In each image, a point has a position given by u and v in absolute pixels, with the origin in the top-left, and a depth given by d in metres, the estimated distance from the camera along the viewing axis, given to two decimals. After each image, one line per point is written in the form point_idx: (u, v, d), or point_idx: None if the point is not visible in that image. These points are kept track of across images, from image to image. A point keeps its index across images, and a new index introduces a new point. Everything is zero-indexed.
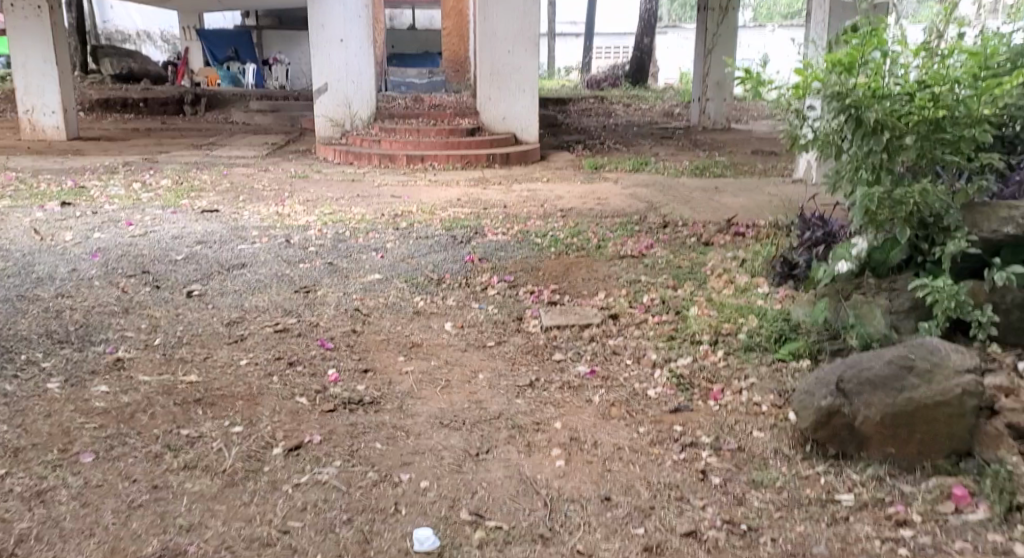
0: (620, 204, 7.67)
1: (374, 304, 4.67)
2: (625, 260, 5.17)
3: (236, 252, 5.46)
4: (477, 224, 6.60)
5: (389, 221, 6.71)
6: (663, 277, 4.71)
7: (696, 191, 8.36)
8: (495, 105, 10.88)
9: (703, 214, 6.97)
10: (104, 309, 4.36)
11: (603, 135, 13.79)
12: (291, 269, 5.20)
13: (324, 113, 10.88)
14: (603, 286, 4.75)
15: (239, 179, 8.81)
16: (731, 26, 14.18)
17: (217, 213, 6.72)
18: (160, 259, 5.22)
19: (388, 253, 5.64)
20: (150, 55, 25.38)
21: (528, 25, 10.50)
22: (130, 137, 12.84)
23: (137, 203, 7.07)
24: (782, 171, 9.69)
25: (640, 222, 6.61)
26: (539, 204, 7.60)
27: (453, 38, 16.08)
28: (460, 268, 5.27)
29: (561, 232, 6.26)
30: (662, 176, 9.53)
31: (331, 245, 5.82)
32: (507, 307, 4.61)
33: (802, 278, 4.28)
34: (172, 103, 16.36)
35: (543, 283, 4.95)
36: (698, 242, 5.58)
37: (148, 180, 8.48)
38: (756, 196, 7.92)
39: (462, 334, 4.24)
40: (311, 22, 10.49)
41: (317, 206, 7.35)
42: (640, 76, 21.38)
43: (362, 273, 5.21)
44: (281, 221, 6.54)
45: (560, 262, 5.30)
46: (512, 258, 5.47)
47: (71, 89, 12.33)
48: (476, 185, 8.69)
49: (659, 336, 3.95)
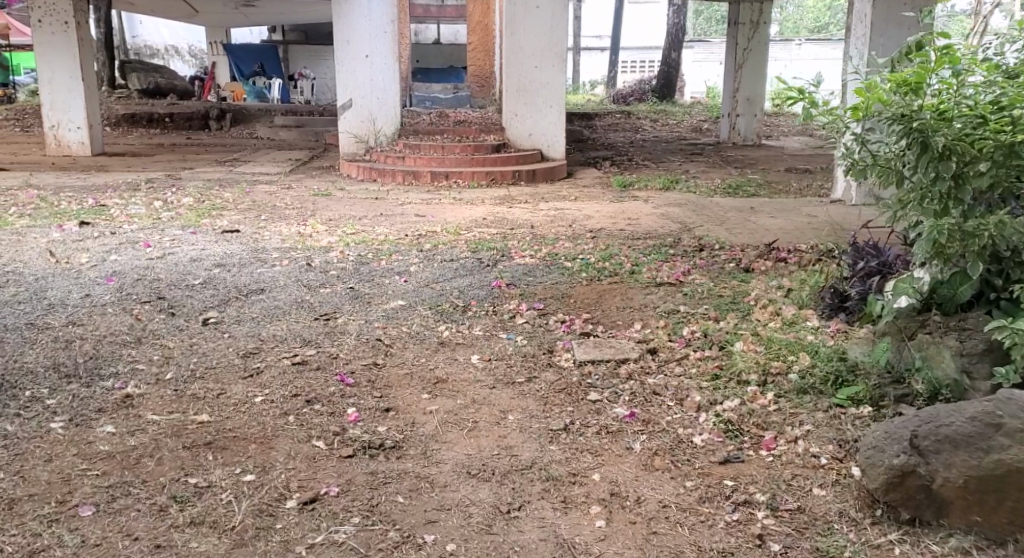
0: (652, 224, 7.41)
1: (398, 333, 4.44)
2: (661, 287, 4.91)
3: (255, 276, 5.25)
4: (505, 246, 6.36)
5: (413, 242, 6.49)
6: (703, 307, 4.45)
7: (730, 211, 8.09)
8: (520, 121, 10.64)
9: (740, 236, 6.70)
10: (115, 339, 4.14)
11: (631, 151, 13.54)
12: (312, 295, 4.98)
13: (347, 129, 10.67)
14: (640, 316, 4.50)
15: (262, 197, 8.64)
16: (762, 41, 13.94)
17: (238, 233, 6.53)
18: (175, 283, 5.01)
19: (412, 277, 5.42)
20: (178, 70, 25.53)
21: (555, 40, 10.31)
22: (154, 153, 12.75)
23: (156, 222, 6.90)
24: (819, 190, 9.39)
25: (674, 245, 6.34)
26: (568, 224, 7.36)
27: (479, 53, 15.92)
28: (487, 294, 5.03)
29: (592, 254, 6.01)
30: (694, 194, 9.26)
31: (353, 268, 5.61)
32: (538, 338, 4.37)
33: (854, 311, 4.02)
34: (197, 119, 16.31)
35: (575, 312, 4.70)
36: (737, 269, 5.31)
37: (170, 199, 8.33)
38: (793, 216, 7.63)
39: (491, 367, 3.99)
40: (335, 37, 10.33)
41: (340, 226, 7.15)
42: (667, 90, 21.11)
43: (385, 299, 4.97)
44: (302, 242, 6.34)
45: (592, 288, 5.04)
46: (541, 283, 5.23)
47: (96, 105, 12.25)
48: (502, 204, 8.47)
49: (702, 375, 3.70)
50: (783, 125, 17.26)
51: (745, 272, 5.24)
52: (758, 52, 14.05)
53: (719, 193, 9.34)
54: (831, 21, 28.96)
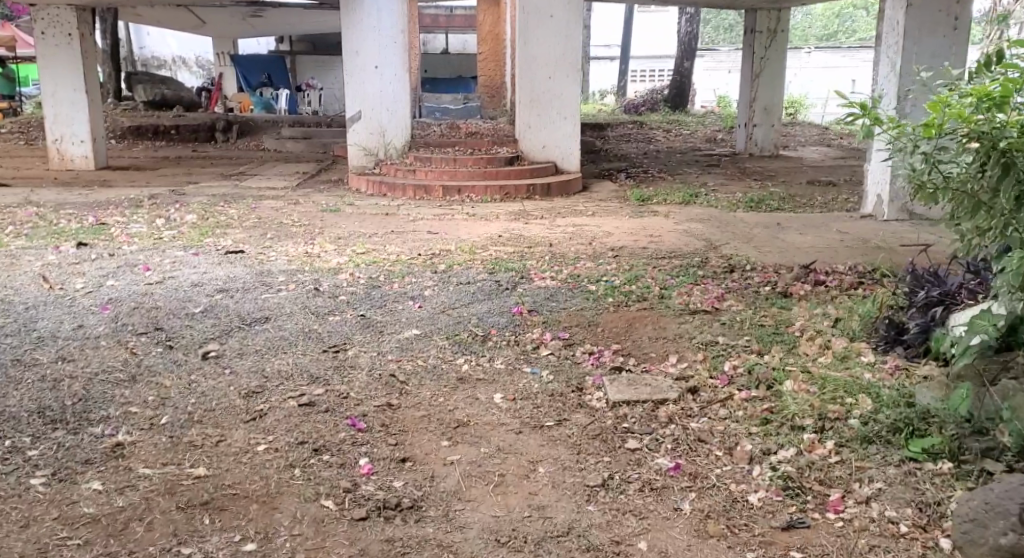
0: (676, 242, 7.07)
1: (413, 367, 4.11)
2: (697, 315, 4.57)
3: (260, 303, 4.92)
4: (523, 267, 6.02)
5: (426, 262, 6.16)
6: (745, 340, 4.11)
7: (757, 227, 7.75)
8: (535, 134, 10.30)
9: (771, 255, 6.36)
10: (107, 377, 3.81)
11: (646, 162, 13.21)
12: (320, 323, 4.65)
13: (357, 141, 10.37)
14: (674, 348, 4.17)
15: (268, 213, 8.35)
16: (780, 50, 13.66)
17: (241, 254, 6.20)
18: (174, 312, 4.68)
19: (426, 302, 5.09)
20: (185, 81, 25.34)
21: (570, 49, 10.00)
22: (159, 167, 12.47)
23: (158, 242, 6.59)
24: (845, 203, 9.04)
25: (702, 265, 6.01)
26: (588, 242, 7.03)
27: (489, 63, 15.63)
28: (508, 321, 4.69)
29: (617, 276, 5.67)
30: (716, 208, 8.93)
31: (364, 292, 5.27)
32: (564, 373, 4.03)
33: (912, 344, 3.69)
34: (204, 130, 16.05)
35: (603, 342, 4.37)
36: (775, 295, 4.96)
37: (173, 216, 8.03)
38: (824, 233, 7.29)
39: (515, 408, 3.65)
40: (345, 48, 10.07)
41: (349, 244, 6.82)
42: (680, 100, 20.79)
43: (398, 328, 4.62)
44: (310, 263, 6.02)
45: (621, 315, 4.70)
46: (565, 309, 4.89)
47: (101, 117, 11.98)
48: (517, 220, 8.14)
49: (751, 419, 3.37)
50: (799, 135, 16.92)
51: (784, 298, 4.90)
52: (776, 60, 13.79)
53: (742, 207, 9.00)
54: (840, 29, 28.61)
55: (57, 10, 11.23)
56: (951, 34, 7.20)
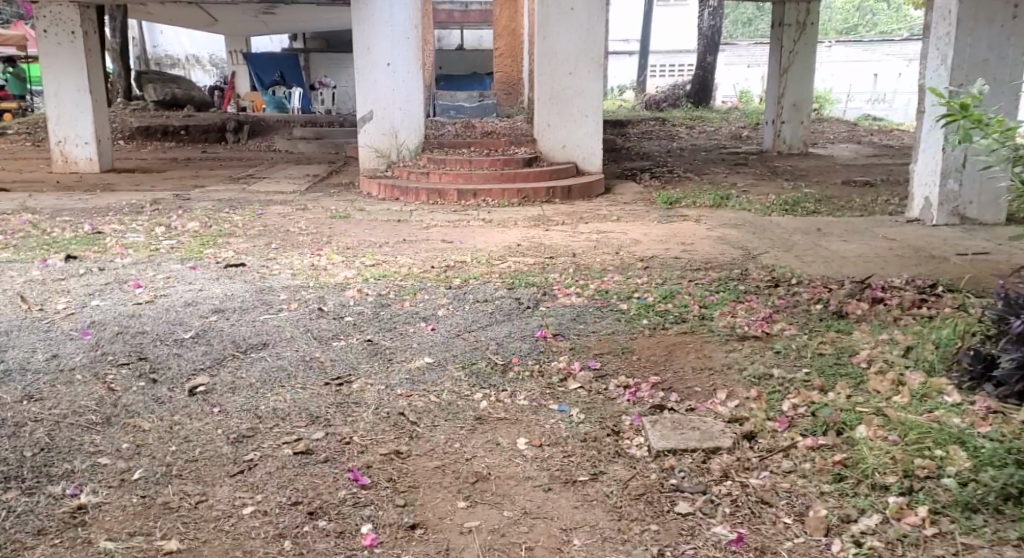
0: (711, 251, 6.56)
1: (425, 403, 3.63)
2: (745, 341, 4.06)
3: (257, 324, 4.44)
4: (546, 281, 5.53)
5: (440, 276, 5.68)
6: (804, 373, 3.61)
7: (795, 233, 7.23)
8: (553, 133, 9.78)
9: (815, 267, 5.85)
10: (77, 420, 3.35)
11: (669, 161, 12.70)
12: (323, 350, 4.15)
13: (368, 142, 9.91)
14: (721, 384, 3.69)
15: (274, 220, 7.91)
16: (809, 43, 13.06)
17: (242, 267, 5.74)
18: (161, 338, 4.19)
19: (440, 324, 4.61)
20: (198, 80, 24.99)
21: (593, 43, 9.51)
22: (166, 169, 12.07)
23: (154, 254, 6.14)
24: (886, 206, 8.52)
25: (742, 279, 5.52)
26: (614, 252, 6.53)
27: (506, 59, 15.12)
28: (531, 348, 4.20)
29: (649, 292, 5.17)
30: (748, 212, 8.41)
31: (373, 312, 4.80)
32: (597, 412, 3.55)
33: (1006, 381, 3.20)
34: (214, 130, 15.67)
35: (639, 374, 3.88)
36: (830, 317, 4.46)
37: (173, 223, 7.59)
38: (870, 241, 6.77)
39: (542, 457, 3.16)
40: (355, 45, 9.60)
41: (357, 256, 6.35)
42: (702, 95, 20.20)
43: (412, 356, 4.13)
44: (316, 277, 5.56)
45: (658, 341, 4.20)
46: (595, 333, 4.39)
47: (105, 118, 11.56)
48: (538, 226, 7.66)
49: (822, 475, 2.88)
50: (827, 132, 16.35)
51: (840, 319, 4.39)
52: (805, 55, 13.22)
53: (776, 211, 8.47)
54: (860, 22, 27.95)
55: (60, 8, 10.82)
56: (1010, 23, 6.65)
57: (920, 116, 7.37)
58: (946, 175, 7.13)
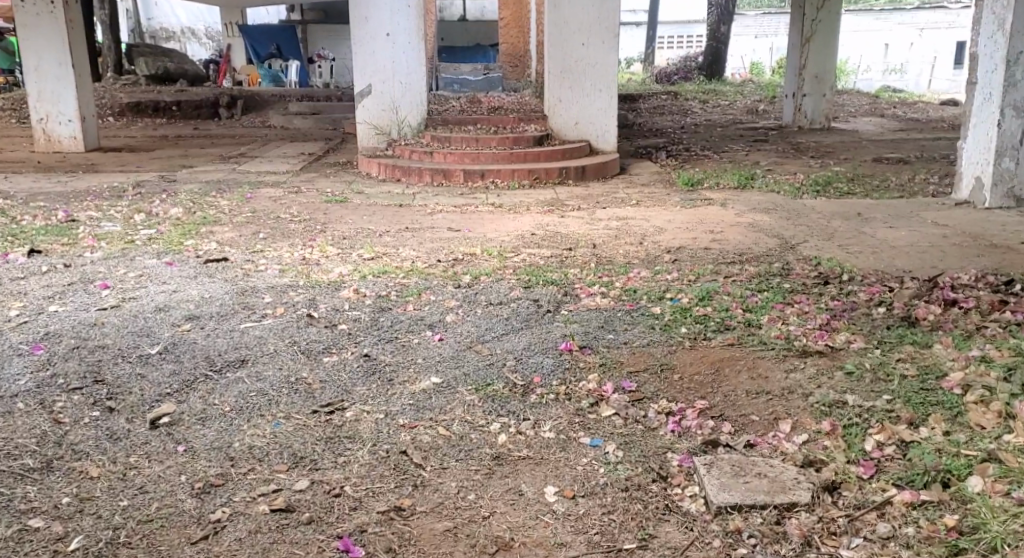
0: (743, 241, 5.95)
1: (431, 438, 3.04)
2: (808, 357, 3.44)
3: (237, 337, 3.82)
4: (565, 278, 4.93)
5: (447, 272, 5.09)
6: (886, 401, 3.02)
7: (834, 219, 6.63)
8: (566, 108, 9.13)
9: (865, 262, 5.27)
10: (11, 466, 2.77)
11: (684, 137, 12.07)
12: (311, 369, 3.54)
13: (367, 118, 9.28)
14: (783, 412, 3.10)
15: (265, 204, 7.29)
16: (833, 11, 12.34)
17: (226, 262, 5.14)
18: (124, 354, 3.57)
19: (449, 332, 4.01)
20: (193, 53, 24.12)
21: (608, 13, 8.81)
22: (154, 147, 11.41)
23: (128, 246, 5.50)
24: (925, 189, 7.93)
25: (785, 276, 4.93)
26: (638, 242, 5.92)
27: (512, 30, 14.41)
28: (554, 364, 3.61)
29: (683, 292, 4.57)
30: (778, 195, 7.80)
31: (371, 318, 4.19)
32: (639, 448, 2.96)
33: None
34: (207, 106, 14.99)
35: (685, 397, 3.29)
36: (899, 325, 3.88)
37: (154, 208, 6.95)
38: (919, 228, 6.17)
39: (576, 515, 2.59)
40: (353, 14, 8.93)
41: (354, 247, 5.75)
42: (714, 69, 19.35)
43: (416, 376, 3.53)
44: (308, 274, 4.97)
45: (702, 355, 3.59)
46: (627, 344, 3.79)
47: (89, 94, 10.88)
48: (552, 211, 7.06)
49: (932, 546, 2.34)
50: (847, 105, 15.72)
51: (912, 328, 3.82)
52: (827, 23, 12.49)
53: (807, 193, 7.87)
54: None
55: None
56: None
57: (971, 88, 6.82)
58: (1000, 154, 6.59)
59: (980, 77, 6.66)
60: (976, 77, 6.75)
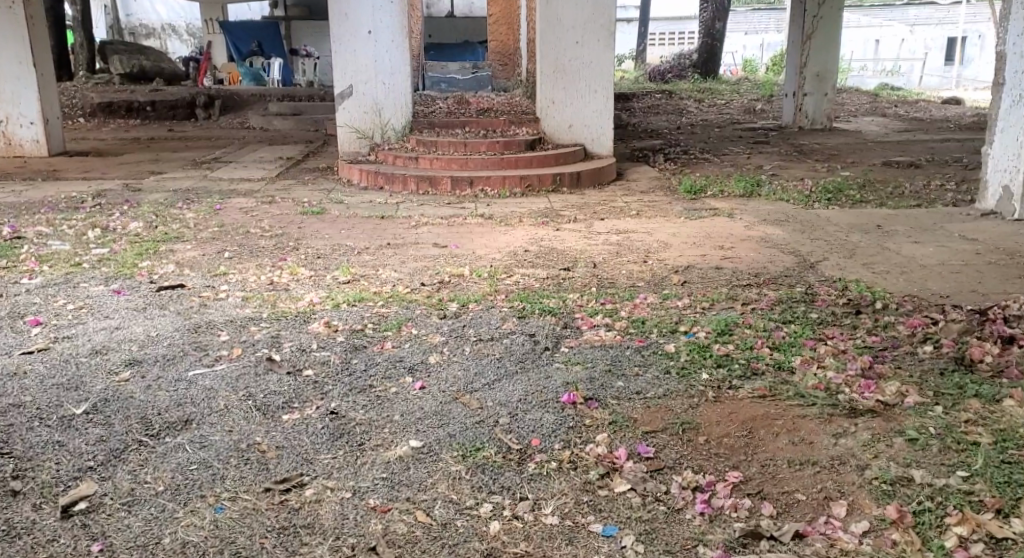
0: (758, 259, 5.41)
1: (407, 530, 2.50)
2: (857, 418, 2.90)
3: (181, 390, 3.24)
4: (563, 305, 4.38)
5: (431, 298, 4.54)
6: (961, 480, 2.51)
7: (853, 233, 6.12)
8: (560, 111, 8.57)
9: (897, 286, 4.73)
10: None
11: (681, 139, 11.55)
12: (266, 432, 2.98)
13: (348, 121, 8.70)
14: (835, 491, 2.56)
15: (235, 217, 6.71)
16: (835, 6, 11.85)
17: (182, 290, 4.56)
18: (41, 415, 3.00)
19: (432, 379, 3.44)
20: (173, 51, 23.36)
21: (603, 9, 8.27)
22: (123, 152, 10.78)
23: (71, 271, 4.90)
24: (942, 197, 7.44)
25: (810, 303, 4.39)
26: (642, 260, 5.38)
27: (501, 27, 13.82)
28: (555, 421, 3.05)
29: (698, 324, 4.02)
30: (786, 204, 7.28)
31: (342, 360, 3.61)
32: (663, 542, 2.44)
33: None
34: (182, 107, 14.37)
35: (715, 466, 2.75)
36: (953, 369, 3.36)
37: (112, 223, 6.35)
38: (947, 243, 5.66)
39: None
40: (332, 11, 8.35)
41: (329, 269, 5.18)
42: (710, 66, 18.86)
43: (391, 438, 2.96)
44: (274, 304, 4.40)
45: (730, 412, 3.04)
46: (640, 394, 3.23)
47: (53, 96, 10.24)
48: (547, 223, 6.51)
49: None
50: (846, 104, 15.23)
51: (969, 375, 3.30)
52: (829, 19, 12.00)
53: (819, 201, 7.35)
54: None
55: None
56: None
57: (997, 89, 6.34)
58: None
59: (1009, 80, 6.19)
60: (1004, 78, 6.27)
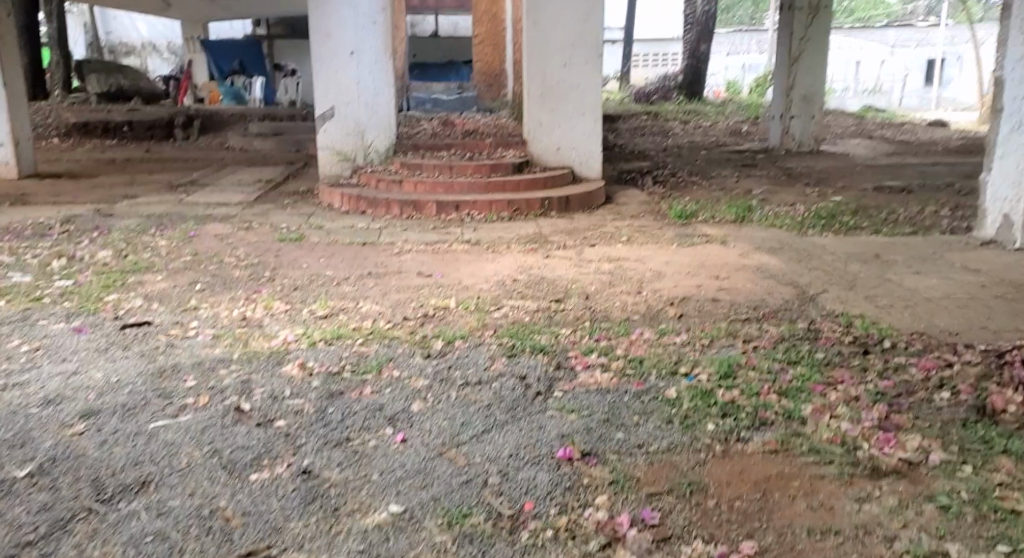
0: (756, 291, 5.18)
1: None
2: (881, 482, 2.67)
3: (138, 446, 2.95)
4: (555, 343, 4.13)
5: (414, 335, 4.27)
6: None
7: (851, 262, 5.92)
8: (547, 133, 8.34)
9: (904, 322, 4.51)
10: None
11: (669, 161, 11.38)
12: (231, 496, 2.70)
13: (329, 144, 8.43)
14: None
15: (209, 244, 6.43)
16: (823, 29, 11.72)
17: (149, 328, 4.28)
18: None
19: (415, 431, 3.16)
20: (154, 69, 23.03)
21: (590, 30, 8.09)
22: (97, 173, 10.47)
23: (31, 306, 4.60)
24: (938, 224, 7.28)
25: (816, 341, 4.16)
26: (636, 291, 5.14)
27: (486, 47, 13.64)
28: (551, 481, 2.78)
29: (700, 365, 3.76)
30: (780, 230, 7.08)
31: (316, 409, 3.33)
32: None
33: None
34: (160, 127, 14.07)
35: (726, 535, 2.50)
36: (977, 421, 3.14)
37: (79, 251, 6.06)
38: (950, 274, 5.47)
39: None
40: (313, 31, 8.14)
41: (306, 302, 4.91)
42: (695, 88, 18.82)
43: (370, 502, 2.69)
44: (247, 342, 4.12)
45: (741, 471, 2.80)
46: (642, 449, 2.97)
47: (24, 117, 9.93)
48: (535, 250, 6.28)
49: None
50: (833, 126, 15.15)
51: (994, 427, 3.08)
52: (817, 42, 11.88)
53: (813, 227, 7.17)
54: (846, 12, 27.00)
55: None
56: None
57: (996, 116, 6.17)
58: None
59: (1008, 106, 6.02)
60: (1001, 104, 6.10)
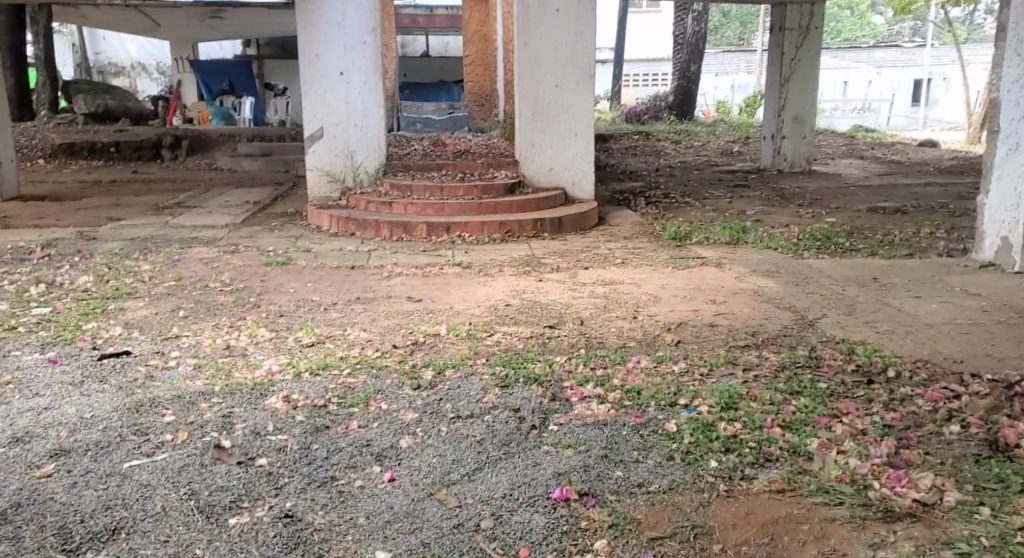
0: (754, 316, 5.06)
1: None
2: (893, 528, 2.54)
3: (110, 490, 2.81)
4: (549, 372, 3.99)
5: (403, 364, 4.13)
6: None
7: (849, 285, 5.81)
8: (539, 153, 8.24)
9: (907, 348, 4.39)
10: None
11: (662, 182, 11.30)
12: (207, 545, 2.56)
13: (318, 164, 8.29)
14: None
15: (194, 269, 6.29)
16: (813, 49, 11.65)
17: (128, 358, 4.12)
18: None
19: (403, 469, 3.01)
20: (143, 88, 22.78)
21: (582, 51, 8.01)
22: (81, 195, 10.31)
23: (5, 335, 4.44)
24: (934, 246, 7.18)
25: (819, 369, 4.03)
26: (631, 317, 5.01)
27: (476, 67, 13.56)
28: (546, 525, 2.64)
29: (701, 396, 3.62)
30: (776, 253, 6.98)
31: (300, 445, 3.17)
32: None
33: None
34: (147, 147, 13.92)
35: None
36: (991, 457, 3.01)
37: (60, 277, 5.90)
38: (951, 298, 5.36)
39: None
40: (302, 51, 8.01)
41: (292, 329, 4.76)
42: (686, 108, 18.81)
43: (355, 550, 2.56)
44: (230, 373, 3.97)
45: (746, 515, 2.67)
46: (642, 488, 2.84)
47: (8, 138, 9.77)
48: (528, 273, 6.15)
49: None
50: (824, 146, 15.11)
51: (1007, 464, 2.95)
52: (808, 62, 11.83)
53: (809, 249, 7.06)
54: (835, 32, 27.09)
55: None
56: None
57: (993, 137, 6.09)
58: None
59: (1004, 127, 5.94)
60: (998, 125, 6.02)
